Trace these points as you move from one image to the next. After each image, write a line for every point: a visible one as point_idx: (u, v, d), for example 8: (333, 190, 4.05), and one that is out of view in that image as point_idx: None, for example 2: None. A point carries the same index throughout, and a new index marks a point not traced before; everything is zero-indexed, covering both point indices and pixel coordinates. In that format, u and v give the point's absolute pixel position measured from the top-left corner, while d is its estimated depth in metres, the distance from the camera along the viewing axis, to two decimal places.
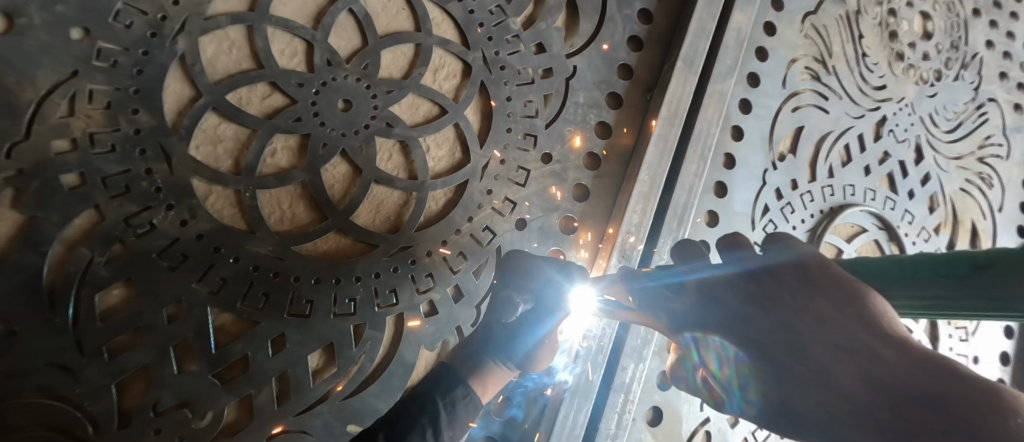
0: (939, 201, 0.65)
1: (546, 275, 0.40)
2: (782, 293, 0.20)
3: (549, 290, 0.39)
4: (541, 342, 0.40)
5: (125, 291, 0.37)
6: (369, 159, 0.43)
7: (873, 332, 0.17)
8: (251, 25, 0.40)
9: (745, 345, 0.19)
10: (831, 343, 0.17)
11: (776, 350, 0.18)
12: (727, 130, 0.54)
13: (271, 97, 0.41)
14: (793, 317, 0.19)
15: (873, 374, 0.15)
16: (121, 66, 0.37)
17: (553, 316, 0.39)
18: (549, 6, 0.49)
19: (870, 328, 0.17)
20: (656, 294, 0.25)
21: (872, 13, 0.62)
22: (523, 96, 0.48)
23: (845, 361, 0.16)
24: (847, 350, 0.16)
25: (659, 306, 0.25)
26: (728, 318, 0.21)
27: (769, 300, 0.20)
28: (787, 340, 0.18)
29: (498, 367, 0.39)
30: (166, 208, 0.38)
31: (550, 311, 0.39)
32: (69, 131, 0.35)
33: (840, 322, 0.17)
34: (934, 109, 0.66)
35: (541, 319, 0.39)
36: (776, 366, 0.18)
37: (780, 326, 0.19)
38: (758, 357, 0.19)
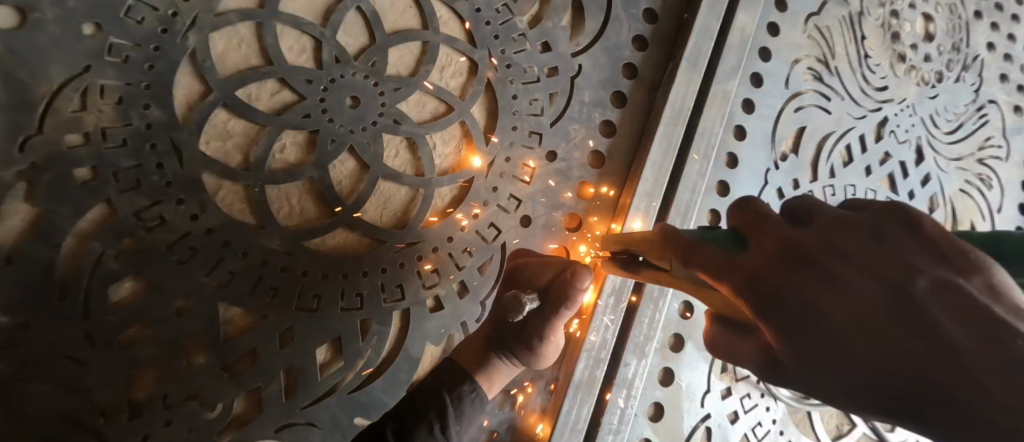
0: (939, 202, 0.64)
1: (551, 275, 0.41)
2: (878, 249, 0.18)
3: (558, 284, 0.39)
4: (550, 337, 0.40)
5: (135, 283, 0.37)
6: (376, 155, 0.44)
7: (991, 295, 0.15)
8: (261, 22, 0.41)
9: (830, 297, 0.17)
10: (938, 298, 0.15)
11: (873, 304, 0.16)
12: (730, 130, 0.55)
13: (281, 93, 0.42)
14: (893, 273, 0.17)
15: (992, 331, 0.14)
16: (132, 62, 0.37)
17: (562, 311, 0.39)
18: (556, 5, 0.49)
19: (984, 289, 0.15)
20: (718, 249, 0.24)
21: (875, 14, 0.63)
22: (528, 95, 0.49)
23: (953, 319, 0.14)
24: (958, 307, 0.15)
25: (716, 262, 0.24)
26: (813, 271, 0.19)
27: (859, 257, 0.18)
28: (878, 293, 0.17)
29: (504, 364, 0.40)
30: (177, 202, 0.38)
31: (558, 307, 0.38)
32: (81, 126, 0.36)
33: (950, 281, 0.16)
34: (935, 110, 0.66)
35: (552, 317, 0.39)
36: (869, 321, 0.16)
37: (876, 280, 0.17)
38: (852, 310, 0.17)
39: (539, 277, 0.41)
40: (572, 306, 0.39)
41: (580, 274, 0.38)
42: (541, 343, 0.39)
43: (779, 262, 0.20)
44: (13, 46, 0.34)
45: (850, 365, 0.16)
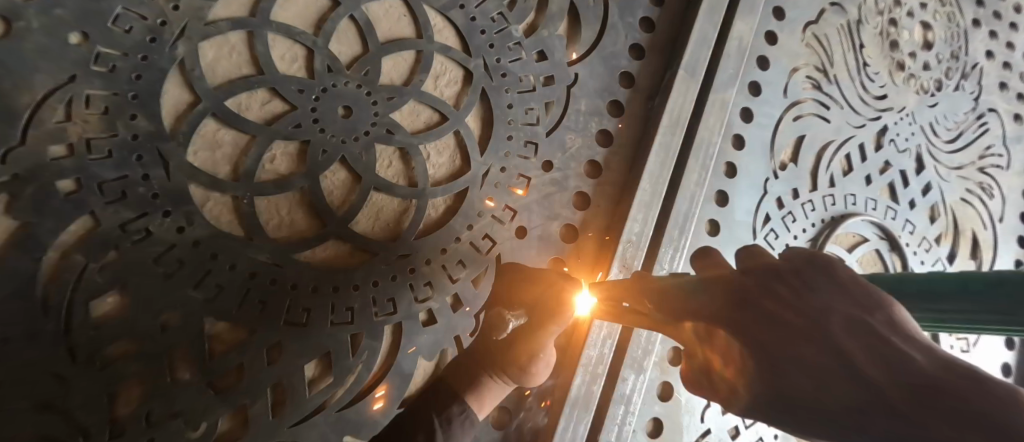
0: (940, 211, 0.63)
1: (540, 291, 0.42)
2: (792, 290, 0.16)
3: (544, 300, 0.40)
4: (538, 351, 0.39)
5: (118, 299, 0.36)
6: (368, 165, 0.43)
7: (902, 335, 0.13)
8: (252, 31, 0.41)
9: (757, 332, 0.16)
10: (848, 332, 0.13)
11: (787, 334, 0.15)
12: (729, 138, 0.54)
13: (271, 102, 0.41)
14: (813, 305, 0.15)
15: (890, 361, 0.12)
16: (119, 71, 0.37)
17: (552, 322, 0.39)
18: (551, 14, 0.50)
19: (895, 329, 0.13)
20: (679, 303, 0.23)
21: (872, 23, 0.64)
22: (524, 104, 0.48)
23: (856, 352, 0.13)
24: (864, 340, 0.13)
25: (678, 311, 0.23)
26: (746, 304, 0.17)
27: (782, 297, 0.16)
28: (792, 336, 0.15)
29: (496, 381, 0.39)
30: (163, 214, 0.37)
31: (546, 319, 0.39)
32: (66, 137, 0.35)
33: (856, 318, 0.14)
34: (934, 118, 0.65)
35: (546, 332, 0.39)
36: (783, 353, 0.15)
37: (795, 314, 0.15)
38: (775, 343, 0.15)
39: (530, 294, 0.42)
40: (561, 317, 0.39)
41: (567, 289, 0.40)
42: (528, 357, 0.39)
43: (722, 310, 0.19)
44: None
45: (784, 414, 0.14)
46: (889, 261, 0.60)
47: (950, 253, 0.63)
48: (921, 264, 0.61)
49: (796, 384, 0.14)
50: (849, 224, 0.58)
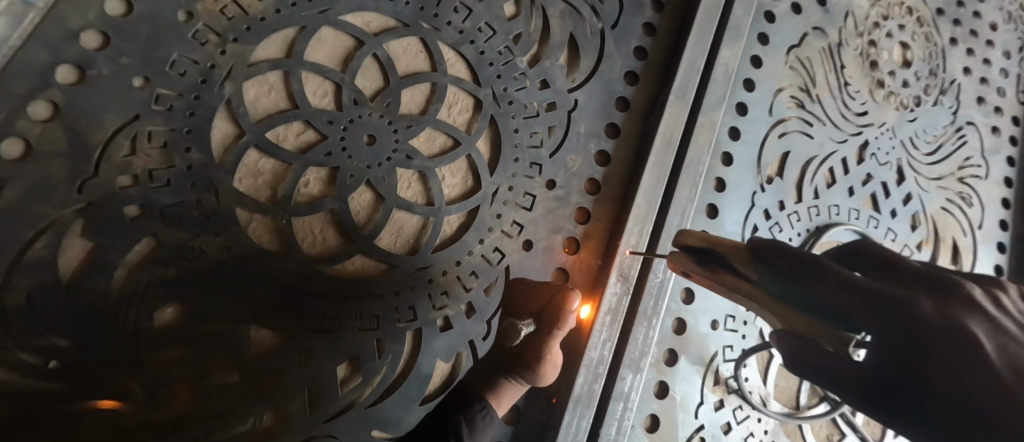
0: (921, 219, 0.67)
1: (542, 301, 0.46)
2: (931, 298, 0.28)
3: (549, 307, 0.45)
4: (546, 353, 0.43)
5: (175, 309, 0.41)
6: (389, 187, 0.48)
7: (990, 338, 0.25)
8: (288, 70, 0.46)
9: (896, 309, 0.28)
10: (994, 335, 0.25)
11: (922, 316, 0.27)
12: (718, 155, 0.59)
13: (305, 133, 0.47)
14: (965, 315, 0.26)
15: (978, 347, 0.24)
16: (175, 110, 0.43)
17: (560, 322, 0.44)
18: (553, 46, 0.55)
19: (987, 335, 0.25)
20: (805, 270, 0.33)
21: (852, 44, 0.68)
22: (529, 128, 0.53)
23: (962, 339, 0.25)
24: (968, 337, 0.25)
25: (799, 274, 0.34)
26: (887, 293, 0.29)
27: (923, 299, 0.28)
28: (927, 320, 0.26)
29: (511, 383, 0.43)
30: (213, 234, 0.42)
31: (555, 323, 0.43)
32: (131, 169, 0.41)
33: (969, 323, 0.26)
34: (914, 132, 0.70)
35: (551, 335, 0.43)
36: (914, 324, 0.27)
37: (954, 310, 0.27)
38: (903, 319, 0.27)
39: (535, 304, 0.47)
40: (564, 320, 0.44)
41: (569, 296, 0.44)
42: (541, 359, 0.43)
43: (862, 289, 0.30)
44: (78, 100, 0.40)
45: (896, 347, 0.26)
46: None
47: (931, 259, 0.67)
48: None
49: (915, 350, 0.26)
50: (832, 233, 0.63)
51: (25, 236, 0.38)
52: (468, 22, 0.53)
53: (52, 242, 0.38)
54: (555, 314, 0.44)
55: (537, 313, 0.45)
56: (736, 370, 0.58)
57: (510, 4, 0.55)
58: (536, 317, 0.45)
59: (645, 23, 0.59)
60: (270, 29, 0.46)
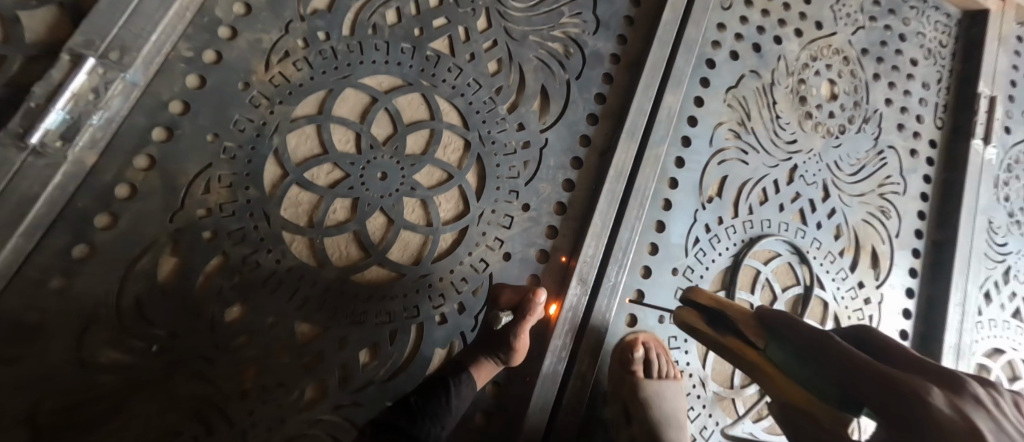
0: (843, 230, 0.80)
1: (517, 298, 0.60)
2: (933, 379, 0.37)
3: (523, 302, 0.59)
4: (521, 337, 0.58)
5: (240, 308, 0.55)
6: (397, 212, 0.62)
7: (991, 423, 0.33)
8: (319, 123, 0.60)
9: (886, 380, 0.37)
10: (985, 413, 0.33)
11: (909, 389, 0.35)
12: (665, 180, 0.72)
13: (333, 172, 0.60)
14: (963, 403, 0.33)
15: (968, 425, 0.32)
16: (237, 158, 0.57)
17: (532, 312, 0.58)
18: (527, 95, 0.69)
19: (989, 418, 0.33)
20: (811, 337, 0.45)
21: (783, 83, 0.81)
22: (508, 163, 0.67)
23: (956, 416, 0.33)
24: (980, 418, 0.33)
25: (808, 343, 0.45)
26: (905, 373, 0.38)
27: (912, 378, 0.37)
28: (916, 393, 0.35)
29: (492, 361, 0.58)
30: (267, 250, 0.56)
31: (528, 314, 0.58)
32: (207, 203, 0.55)
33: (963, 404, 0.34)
34: (839, 156, 0.83)
35: (522, 324, 0.58)
36: (904, 397, 0.35)
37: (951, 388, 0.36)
38: (903, 397, 0.35)
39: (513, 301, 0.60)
40: (533, 310, 0.58)
41: (537, 293, 0.59)
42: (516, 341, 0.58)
43: (864, 363, 0.40)
44: (169, 153, 0.54)
45: (896, 413, 0.35)
46: (799, 271, 0.77)
47: (853, 263, 0.79)
48: (827, 272, 0.78)
49: (910, 424, 0.34)
50: (763, 242, 0.75)
51: (133, 254, 0.52)
52: (459, 79, 0.67)
53: (153, 259, 0.52)
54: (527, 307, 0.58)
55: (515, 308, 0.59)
56: (676, 354, 0.71)
57: (493, 63, 0.69)
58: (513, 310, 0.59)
59: (604, 74, 0.73)
60: (306, 92, 0.60)
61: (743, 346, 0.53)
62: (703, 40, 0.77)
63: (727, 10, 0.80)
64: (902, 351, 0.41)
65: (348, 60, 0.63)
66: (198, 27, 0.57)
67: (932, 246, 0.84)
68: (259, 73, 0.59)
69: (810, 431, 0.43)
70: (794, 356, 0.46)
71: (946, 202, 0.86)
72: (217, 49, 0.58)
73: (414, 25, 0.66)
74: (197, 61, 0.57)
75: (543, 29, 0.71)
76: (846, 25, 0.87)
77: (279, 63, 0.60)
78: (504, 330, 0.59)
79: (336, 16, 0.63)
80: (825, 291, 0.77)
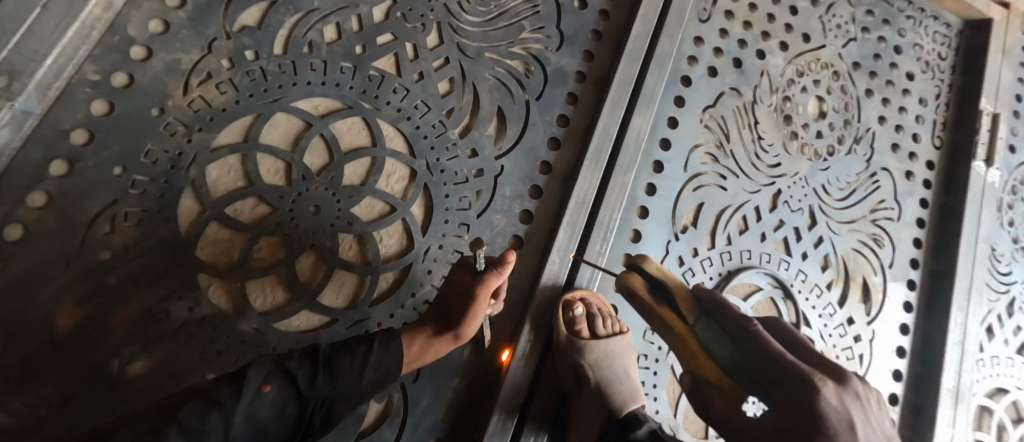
0: (831, 261, 0.74)
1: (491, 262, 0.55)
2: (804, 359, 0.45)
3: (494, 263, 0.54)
4: (479, 297, 0.52)
5: (147, 360, 0.49)
6: (331, 250, 0.56)
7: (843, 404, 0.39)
8: (245, 153, 0.55)
9: (807, 390, 0.39)
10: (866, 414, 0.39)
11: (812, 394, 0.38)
12: (634, 209, 0.66)
13: (259, 206, 0.55)
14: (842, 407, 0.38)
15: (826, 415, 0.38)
16: (147, 193, 0.51)
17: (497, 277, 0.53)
18: (482, 118, 0.63)
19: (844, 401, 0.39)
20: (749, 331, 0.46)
21: (767, 101, 0.75)
22: (458, 193, 0.61)
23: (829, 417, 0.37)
24: (840, 412, 0.38)
25: (743, 333, 0.46)
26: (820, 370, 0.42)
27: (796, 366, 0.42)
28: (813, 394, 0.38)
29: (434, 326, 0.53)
30: (178, 297, 0.51)
31: (493, 274, 0.52)
32: (111, 244, 0.50)
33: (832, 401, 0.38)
34: (827, 180, 0.76)
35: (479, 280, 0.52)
36: (807, 399, 0.38)
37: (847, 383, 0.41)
38: (791, 374, 0.40)
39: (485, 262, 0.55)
40: (503, 271, 0.53)
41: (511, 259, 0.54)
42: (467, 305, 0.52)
43: (784, 364, 0.41)
44: (70, 188, 0.49)
45: (784, 405, 0.40)
46: (782, 306, 0.70)
47: (842, 297, 0.73)
48: (813, 307, 0.72)
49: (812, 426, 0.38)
50: (742, 276, 0.69)
51: (21, 304, 0.46)
52: (405, 100, 0.61)
53: (46, 308, 0.47)
54: (497, 265, 0.53)
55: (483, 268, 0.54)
56: (646, 404, 0.64)
57: (445, 83, 0.63)
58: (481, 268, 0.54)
59: (568, 93, 0.67)
60: (230, 118, 0.55)
61: (679, 322, 0.54)
62: (678, 55, 0.71)
63: (705, 22, 0.74)
64: (783, 329, 0.50)
65: (280, 82, 0.57)
66: (106, 47, 0.52)
67: (929, 276, 0.78)
68: (177, 97, 0.54)
69: (703, 393, 0.51)
70: (730, 336, 0.48)
71: (944, 228, 0.80)
72: (129, 71, 0.53)
73: (355, 42, 0.60)
74: (106, 85, 0.52)
75: (501, 45, 0.65)
76: (835, 38, 0.81)
77: (200, 86, 0.55)
78: (463, 283, 0.53)
79: (267, 33, 0.57)
80: (811, 329, 0.71)
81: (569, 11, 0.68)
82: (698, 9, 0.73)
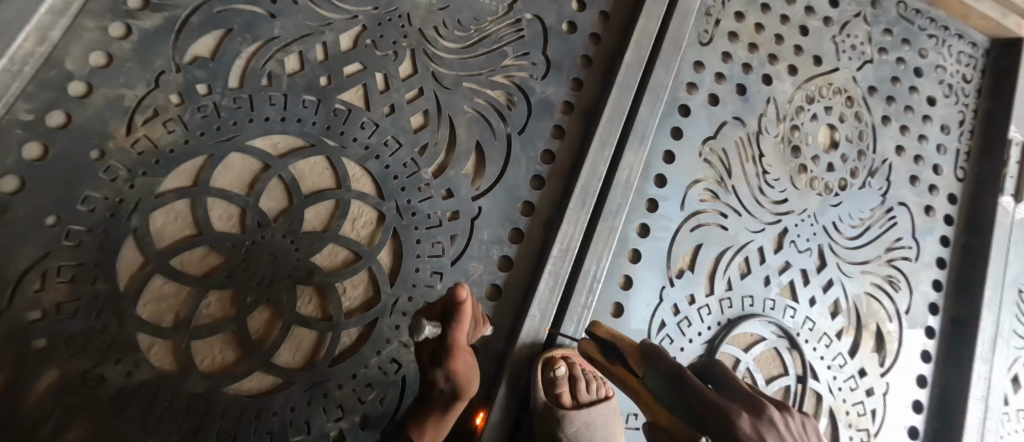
0: (842, 306, 0.68)
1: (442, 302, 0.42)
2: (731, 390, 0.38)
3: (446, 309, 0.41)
4: (457, 359, 0.42)
5: (81, 431, 0.43)
6: (287, 305, 0.51)
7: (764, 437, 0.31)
8: (195, 198, 0.49)
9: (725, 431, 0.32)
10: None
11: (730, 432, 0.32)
12: (625, 253, 0.60)
13: (209, 256, 0.50)
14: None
15: None
16: (84, 244, 0.45)
17: (458, 329, 0.41)
18: (458, 155, 0.58)
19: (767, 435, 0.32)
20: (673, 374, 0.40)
21: (773, 131, 0.69)
22: (431, 238, 0.56)
23: None
24: None
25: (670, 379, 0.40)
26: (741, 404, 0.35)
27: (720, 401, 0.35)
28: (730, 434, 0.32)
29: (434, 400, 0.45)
30: (115, 360, 0.45)
31: (454, 330, 0.41)
32: (41, 303, 0.43)
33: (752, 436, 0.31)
34: (838, 216, 0.70)
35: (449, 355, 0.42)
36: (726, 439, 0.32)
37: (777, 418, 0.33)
38: (715, 415, 0.34)
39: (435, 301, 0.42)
40: (463, 319, 0.41)
41: (458, 290, 0.41)
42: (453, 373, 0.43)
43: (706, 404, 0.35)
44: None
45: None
46: (788, 358, 0.64)
47: (853, 346, 0.67)
48: (821, 358, 0.66)
49: None
50: (744, 325, 0.63)
51: None
52: (374, 136, 0.56)
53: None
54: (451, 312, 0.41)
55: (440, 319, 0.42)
56: None
57: (418, 116, 0.58)
58: (438, 319, 0.42)
59: (553, 126, 0.62)
60: (178, 160, 0.49)
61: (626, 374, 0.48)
62: (675, 83, 0.65)
63: (706, 45, 0.68)
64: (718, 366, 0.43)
65: (235, 118, 0.52)
66: (42, 83, 0.45)
67: (949, 323, 0.72)
68: (119, 137, 0.47)
69: None
70: (664, 384, 0.41)
71: (964, 268, 0.74)
72: (67, 109, 0.46)
73: (319, 73, 0.55)
74: (39, 125, 0.45)
75: (481, 74, 0.60)
76: (850, 60, 0.75)
77: (146, 124, 0.49)
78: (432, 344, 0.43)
79: (221, 64, 0.52)
80: (820, 382, 0.65)
81: (556, 36, 0.63)
82: (698, 31, 0.67)
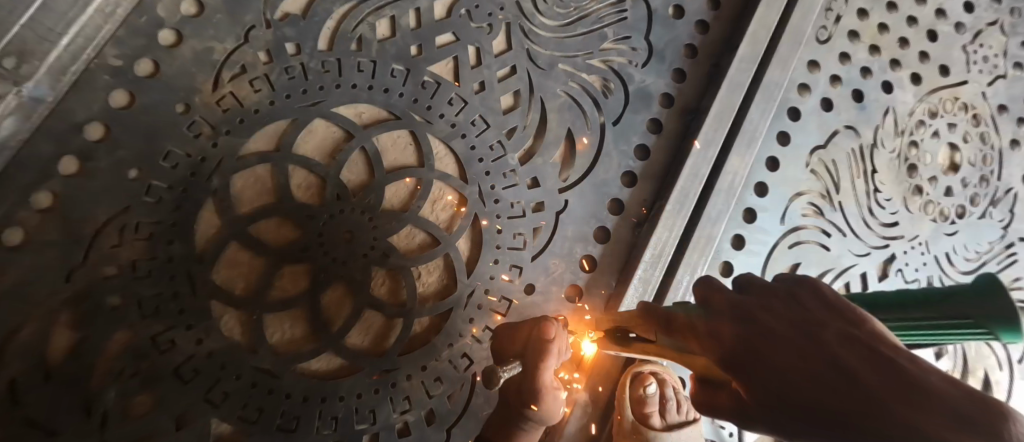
0: (949, 347, 0.61)
1: (524, 338, 0.44)
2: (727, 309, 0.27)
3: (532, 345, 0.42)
4: (545, 398, 0.41)
5: (148, 398, 0.41)
6: (360, 284, 0.48)
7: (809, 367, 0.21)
8: (275, 163, 0.46)
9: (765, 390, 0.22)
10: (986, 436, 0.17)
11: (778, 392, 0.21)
12: (716, 266, 0.56)
13: (284, 228, 0.46)
14: (801, 378, 0.21)
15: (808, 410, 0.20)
16: (164, 202, 0.43)
17: (542, 365, 0.41)
18: (548, 141, 0.54)
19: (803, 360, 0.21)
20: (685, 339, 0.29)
21: (890, 145, 0.62)
22: (513, 228, 0.52)
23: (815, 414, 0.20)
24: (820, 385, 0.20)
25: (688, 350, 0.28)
26: (773, 363, 0.22)
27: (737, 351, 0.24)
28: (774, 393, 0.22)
29: None
30: (186, 327, 0.42)
31: (538, 365, 0.41)
32: (117, 259, 0.41)
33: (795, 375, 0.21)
34: (952, 247, 0.64)
35: (536, 377, 0.41)
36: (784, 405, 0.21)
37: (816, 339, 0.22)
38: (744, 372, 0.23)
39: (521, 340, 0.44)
40: (550, 358, 0.41)
41: (544, 327, 0.42)
42: (539, 413, 0.41)
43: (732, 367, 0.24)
44: (73, 192, 0.40)
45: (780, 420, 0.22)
46: None
47: None
48: None
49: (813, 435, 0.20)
50: None
51: (7, 327, 0.38)
52: (461, 114, 0.52)
53: (41, 330, 0.39)
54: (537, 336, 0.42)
55: (524, 357, 0.42)
56: None
57: (508, 96, 0.54)
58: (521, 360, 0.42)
59: (650, 120, 0.57)
60: (262, 121, 0.46)
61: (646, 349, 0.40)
62: (788, 84, 0.59)
63: (823, 43, 0.61)
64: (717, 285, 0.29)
65: (322, 82, 0.48)
66: (131, 29, 0.43)
67: None
68: (205, 93, 0.45)
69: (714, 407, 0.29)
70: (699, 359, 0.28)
71: None
72: (154, 57, 0.44)
73: (410, 41, 0.51)
74: (127, 73, 0.43)
75: (579, 56, 0.55)
76: (981, 73, 0.68)
77: (232, 81, 0.46)
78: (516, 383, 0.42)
79: (311, 24, 0.48)
80: None
81: (662, 20, 0.57)
82: (818, 27, 0.61)
